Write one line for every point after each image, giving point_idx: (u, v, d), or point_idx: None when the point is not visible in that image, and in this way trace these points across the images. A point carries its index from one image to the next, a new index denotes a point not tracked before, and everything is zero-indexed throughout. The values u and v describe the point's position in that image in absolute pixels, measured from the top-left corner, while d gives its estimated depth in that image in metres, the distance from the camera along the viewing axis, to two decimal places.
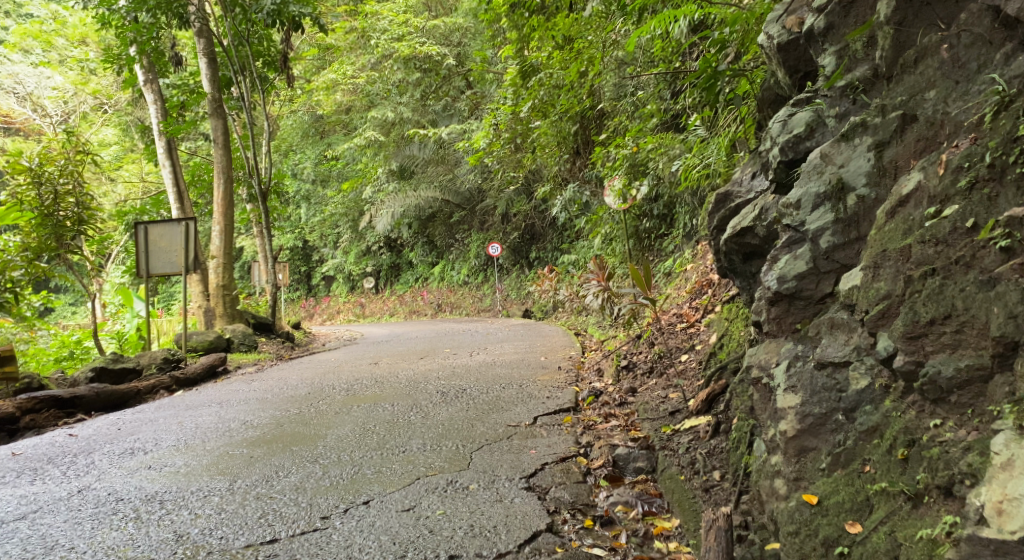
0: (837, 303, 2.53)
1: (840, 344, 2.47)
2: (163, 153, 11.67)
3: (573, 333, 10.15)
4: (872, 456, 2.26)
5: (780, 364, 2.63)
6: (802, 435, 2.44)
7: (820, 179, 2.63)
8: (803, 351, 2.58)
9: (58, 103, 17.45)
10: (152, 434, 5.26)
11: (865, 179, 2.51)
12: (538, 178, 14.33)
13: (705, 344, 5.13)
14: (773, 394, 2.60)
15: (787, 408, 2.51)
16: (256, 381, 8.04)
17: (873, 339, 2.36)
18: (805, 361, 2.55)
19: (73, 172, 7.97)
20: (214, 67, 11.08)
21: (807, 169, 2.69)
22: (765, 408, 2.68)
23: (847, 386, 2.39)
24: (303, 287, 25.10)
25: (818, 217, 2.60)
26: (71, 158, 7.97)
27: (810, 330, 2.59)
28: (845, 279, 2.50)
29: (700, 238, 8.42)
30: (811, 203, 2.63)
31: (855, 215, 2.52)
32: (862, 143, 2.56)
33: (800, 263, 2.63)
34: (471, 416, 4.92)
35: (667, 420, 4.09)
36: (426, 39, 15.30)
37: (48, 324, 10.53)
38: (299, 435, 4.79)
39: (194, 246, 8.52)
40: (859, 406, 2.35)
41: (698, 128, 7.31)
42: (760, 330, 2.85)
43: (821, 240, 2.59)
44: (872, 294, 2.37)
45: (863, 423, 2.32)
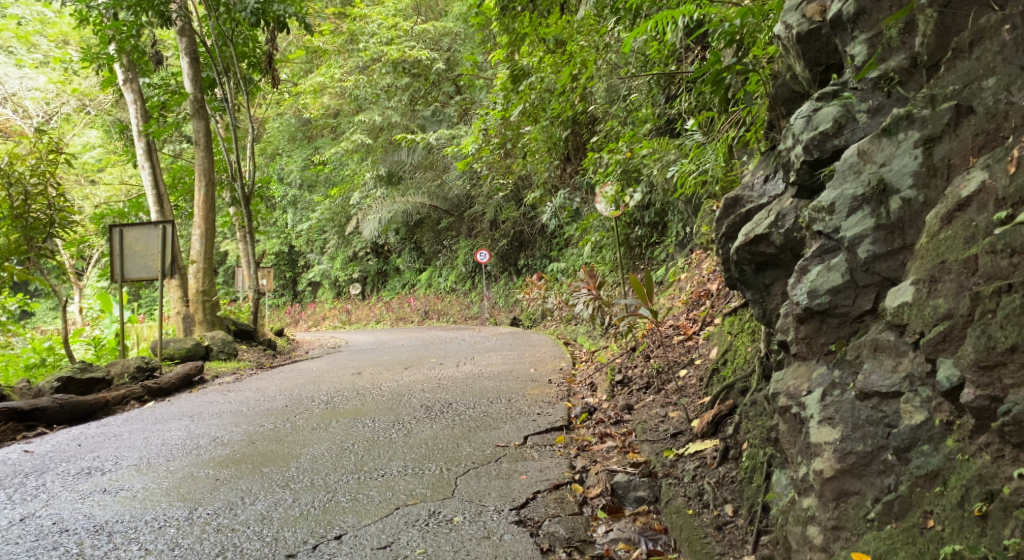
0: (880, 323, 2.26)
1: (886, 370, 2.20)
2: (143, 154, 11.26)
3: (562, 343, 9.87)
4: (935, 507, 2.01)
5: (813, 392, 2.37)
6: (842, 476, 2.21)
7: (858, 180, 2.34)
8: (841, 377, 2.31)
9: (38, 104, 16.98)
10: (114, 451, 4.91)
11: (911, 180, 2.23)
12: (528, 184, 14.03)
13: (705, 359, 4.84)
14: (806, 426, 2.34)
15: (824, 444, 2.27)
16: (232, 391, 7.68)
17: (930, 366, 2.09)
18: (844, 390, 2.29)
19: (46, 172, 7.56)
20: (196, 67, 10.69)
21: (839, 169, 2.40)
22: (794, 442, 2.42)
23: (898, 420, 2.14)
24: (288, 293, 24.65)
25: (855, 223, 2.32)
26: (44, 158, 7.56)
27: (848, 352, 2.31)
28: (889, 295, 2.22)
29: (695, 246, 8.16)
30: (847, 206, 2.35)
31: (900, 221, 2.24)
32: (907, 139, 2.27)
33: (834, 275, 2.36)
34: (457, 435, 4.58)
35: (669, 443, 3.78)
36: (416, 43, 14.97)
37: (21, 329, 10.12)
38: (270, 455, 4.46)
39: (172, 251, 8.15)
40: (914, 445, 2.10)
41: (695, 134, 7.03)
42: (785, 352, 2.58)
43: (859, 249, 2.30)
44: (926, 315, 2.10)
45: (921, 466, 2.08)
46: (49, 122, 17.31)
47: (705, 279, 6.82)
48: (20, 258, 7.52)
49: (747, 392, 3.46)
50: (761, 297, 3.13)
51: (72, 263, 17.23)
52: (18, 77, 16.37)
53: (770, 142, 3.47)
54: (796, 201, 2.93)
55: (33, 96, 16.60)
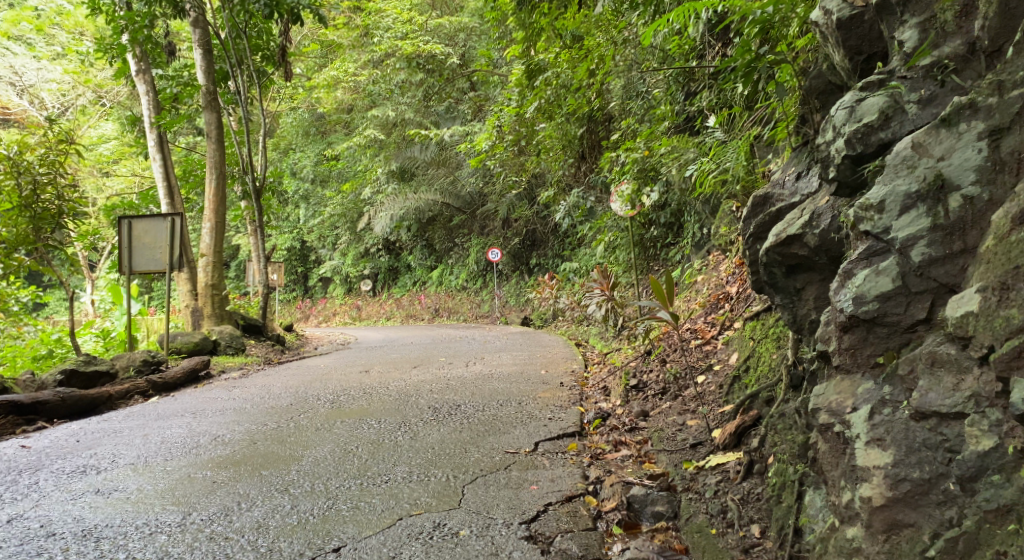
0: (938, 334, 2.08)
1: (945, 389, 2.02)
2: (154, 146, 11.11)
3: (574, 343, 9.68)
4: (1009, 547, 1.83)
5: (858, 410, 2.20)
6: (894, 505, 2.05)
7: (912, 175, 2.14)
8: (892, 395, 2.14)
9: (55, 95, 16.99)
10: (111, 448, 4.76)
11: (975, 176, 2.03)
12: (541, 182, 13.83)
13: (725, 365, 4.65)
14: (852, 447, 2.18)
15: (874, 468, 2.11)
16: (237, 388, 7.52)
17: (1001, 386, 1.91)
18: (896, 408, 2.11)
19: (55, 161, 7.39)
20: (209, 59, 10.53)
21: (890, 163, 2.20)
22: (836, 463, 2.25)
23: (962, 445, 1.97)
24: (299, 288, 24.53)
25: (907, 223, 2.14)
26: (54, 147, 7.40)
27: (900, 366, 2.14)
28: (950, 303, 2.04)
29: (712, 248, 7.95)
30: (899, 205, 2.15)
31: (960, 222, 2.05)
32: (970, 130, 2.07)
33: (883, 280, 2.18)
34: (465, 439, 4.40)
35: (688, 453, 3.60)
36: (431, 38, 14.76)
37: (28, 319, 10.00)
38: (271, 456, 4.29)
39: (180, 245, 8.01)
40: (981, 474, 1.92)
41: (716, 131, 6.80)
42: (827, 364, 2.41)
43: (913, 252, 2.12)
44: (996, 328, 1.92)
45: (989, 500, 1.90)
46: (64, 114, 17.20)
47: (725, 281, 6.62)
48: (27, 248, 7.36)
49: (774, 402, 3.28)
50: (791, 302, 2.96)
51: (83, 254, 17.14)
52: (35, 68, 16.37)
53: (804, 138, 3.28)
54: (832, 199, 2.76)
55: (50, 87, 16.60)
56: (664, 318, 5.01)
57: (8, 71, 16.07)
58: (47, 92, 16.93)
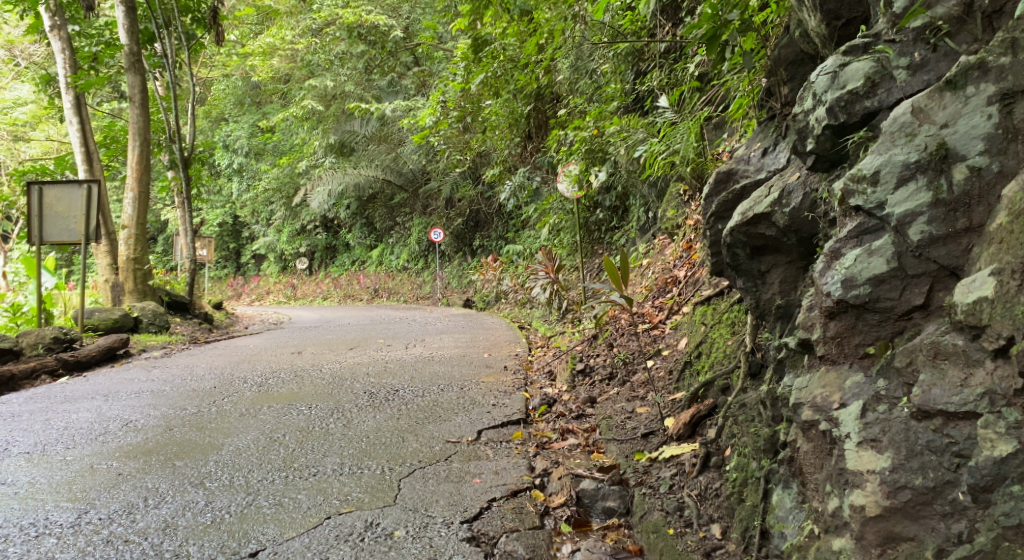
0: (943, 324, 1.94)
1: (951, 384, 1.87)
2: (72, 109, 10.35)
3: (516, 326, 9.46)
4: None
5: (848, 406, 2.06)
6: (891, 516, 1.91)
7: (911, 144, 2.03)
8: (888, 390, 2.00)
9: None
10: (8, 436, 4.35)
11: (983, 145, 1.92)
12: (485, 161, 13.51)
13: (674, 350, 4.48)
14: (841, 448, 2.03)
15: (867, 473, 1.96)
16: (157, 368, 7.04)
17: (1021, 383, 1.75)
18: (893, 406, 1.97)
19: None
20: (133, 17, 9.79)
21: (887, 131, 2.10)
22: (825, 467, 2.10)
23: (974, 449, 1.81)
24: (231, 265, 23.65)
25: (905, 198, 2.03)
26: None
27: (896, 357, 2.01)
28: (960, 287, 1.90)
29: (658, 231, 7.80)
30: (896, 177, 2.05)
31: (965, 197, 1.94)
32: (978, 94, 1.95)
33: (877, 261, 2.07)
34: (402, 428, 4.13)
35: (639, 444, 3.42)
36: (373, 9, 14.18)
37: None
38: (186, 445, 3.95)
39: (99, 215, 7.47)
40: (997, 484, 1.76)
41: (665, 111, 6.58)
42: (810, 357, 2.26)
43: (912, 230, 2.01)
44: (1017, 317, 1.76)
45: (1008, 514, 1.74)
46: None
47: (672, 265, 6.46)
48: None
49: (730, 390, 3.12)
50: (756, 287, 2.78)
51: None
52: None
53: (772, 113, 3.11)
54: (803, 176, 2.59)
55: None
56: (617, 301, 4.78)
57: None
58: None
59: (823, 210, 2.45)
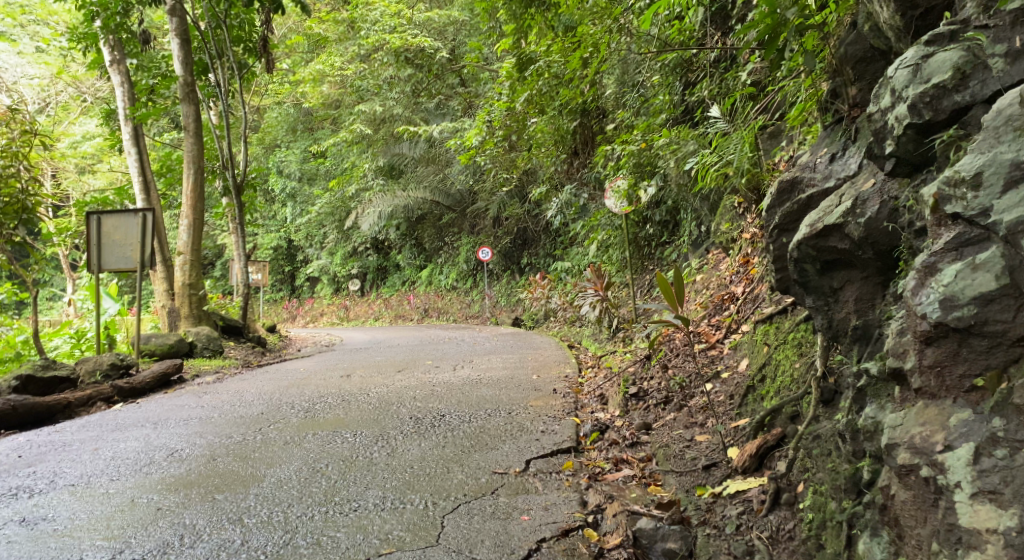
0: None
1: None
2: (129, 140, 10.48)
3: (566, 345, 9.26)
4: None
5: (960, 449, 1.97)
6: None
7: (1020, 144, 1.93)
8: (1004, 431, 1.90)
9: (37, 91, 16.29)
10: (56, 466, 4.31)
11: None
12: (532, 179, 13.35)
13: (734, 373, 4.23)
14: (949, 499, 1.96)
15: (987, 533, 1.88)
16: (208, 394, 7.01)
17: None
18: (1013, 452, 1.88)
19: (19, 154, 6.62)
20: (187, 48, 9.93)
21: (990, 128, 2.00)
22: (932, 522, 2.01)
23: None
24: (286, 288, 23.90)
25: (1013, 203, 1.92)
26: (18, 140, 6.60)
27: (1013, 392, 1.91)
28: None
29: (712, 245, 7.52)
30: (1001, 181, 1.94)
31: None
32: None
33: (984, 278, 1.97)
34: (447, 457, 3.96)
35: (699, 477, 3.18)
36: (420, 32, 14.20)
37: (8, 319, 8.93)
38: (228, 476, 3.85)
39: (153, 241, 7.47)
40: None
41: (718, 121, 6.32)
42: (905, 389, 2.17)
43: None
44: None
45: None
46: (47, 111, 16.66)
47: (728, 281, 6.20)
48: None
49: (800, 419, 2.88)
50: (829, 305, 2.60)
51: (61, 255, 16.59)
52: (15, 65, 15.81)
53: (838, 115, 2.87)
54: (879, 183, 2.43)
55: (32, 83, 15.97)
56: (674, 321, 4.49)
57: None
58: (29, 87, 16.17)
59: (907, 220, 2.28)
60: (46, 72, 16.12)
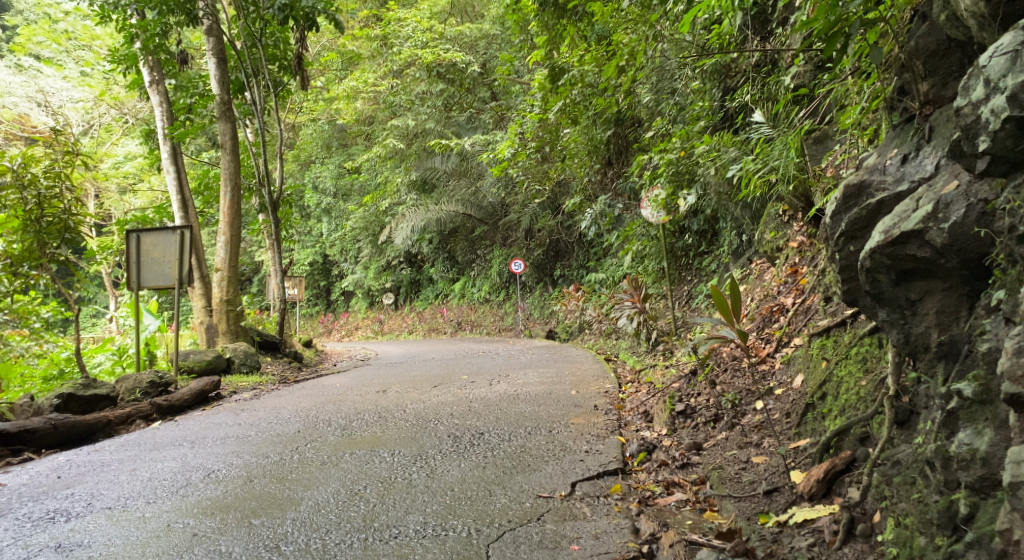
0: None
1: None
2: (168, 159, 10.52)
3: (603, 358, 9.08)
4: None
5: None
6: None
7: None
8: None
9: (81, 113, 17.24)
10: (92, 487, 4.22)
11: None
12: (565, 190, 13.20)
13: (788, 389, 4.01)
14: None
15: None
16: (245, 411, 6.95)
17: None
18: None
19: (62, 174, 6.63)
20: (224, 68, 9.99)
21: None
22: None
23: None
24: (321, 302, 24.00)
25: None
26: (61, 159, 6.61)
27: None
28: None
29: (755, 254, 7.28)
30: None
31: None
32: None
33: None
34: (489, 478, 3.80)
35: (760, 502, 3.04)
36: (451, 46, 14.17)
37: (54, 337, 8.97)
38: (265, 499, 3.73)
39: (191, 258, 7.44)
40: None
41: (760, 126, 6.06)
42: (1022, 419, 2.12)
43: None
44: None
45: None
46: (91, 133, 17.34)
47: (774, 292, 5.98)
48: (32, 263, 6.68)
49: (871, 441, 2.77)
50: (904, 320, 2.58)
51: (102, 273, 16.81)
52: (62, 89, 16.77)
53: (905, 114, 2.86)
54: (963, 186, 2.41)
55: (76, 106, 16.76)
56: (731, 336, 4.20)
57: (36, 92, 16.46)
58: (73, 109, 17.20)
59: (1002, 226, 2.27)
60: (89, 96, 16.66)
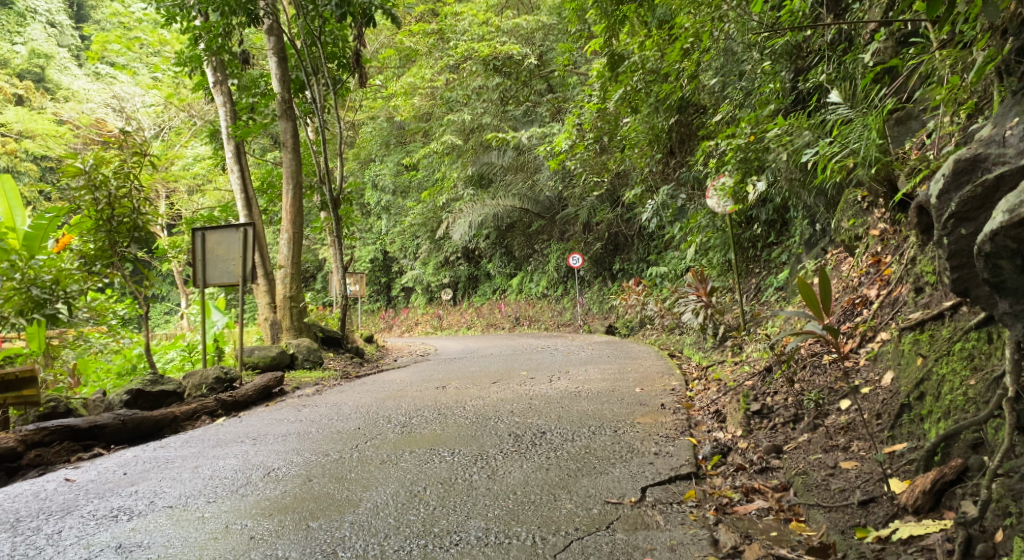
0: None
1: None
2: (231, 158, 10.56)
3: (667, 353, 8.81)
4: None
5: None
6: None
7: None
8: None
9: (152, 117, 17.91)
10: (156, 484, 4.16)
11: None
12: (624, 182, 12.89)
13: (877, 388, 3.67)
14: None
15: None
16: (307, 407, 6.90)
17: None
18: None
19: (130, 174, 6.65)
20: (284, 66, 10.01)
21: None
22: None
23: None
24: (382, 298, 24.12)
25: None
26: (129, 159, 6.64)
27: None
28: None
29: (830, 243, 6.88)
30: None
31: None
32: None
33: None
34: (553, 481, 3.61)
35: (855, 513, 3.00)
36: (508, 39, 13.95)
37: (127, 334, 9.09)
38: (324, 500, 3.61)
39: (254, 255, 7.41)
40: None
41: (837, 106, 5.62)
42: None
43: None
44: None
45: None
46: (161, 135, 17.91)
47: (855, 283, 5.60)
48: (104, 262, 6.73)
49: (986, 448, 2.78)
50: None
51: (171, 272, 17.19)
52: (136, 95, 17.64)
53: None
54: None
55: (147, 110, 17.33)
56: (820, 334, 3.84)
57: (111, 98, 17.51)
58: (145, 115, 18.05)
59: None
60: (159, 100, 17.11)
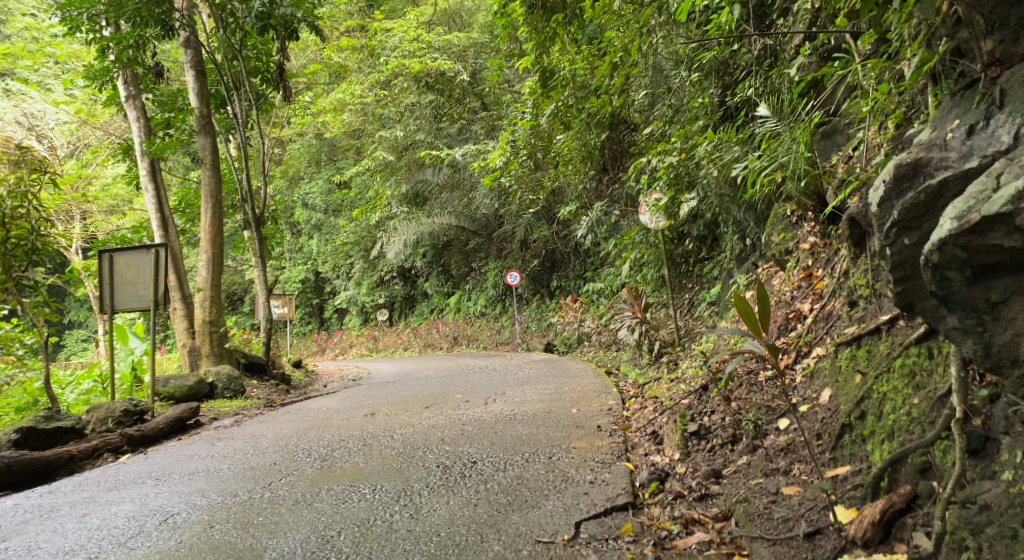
0: None
1: None
2: (146, 176, 9.82)
3: (604, 371, 8.64)
4: None
5: None
6: None
7: None
8: None
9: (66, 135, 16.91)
10: (34, 539, 3.72)
11: None
12: (560, 198, 12.73)
13: (815, 406, 3.53)
14: None
15: None
16: (222, 440, 6.44)
17: None
18: None
19: (27, 193, 6.08)
20: (202, 80, 9.48)
21: None
22: None
23: None
24: (315, 320, 23.39)
25: None
26: (26, 177, 6.07)
27: None
28: None
29: (761, 257, 6.80)
30: None
31: None
32: None
33: None
34: (480, 519, 3.33)
35: (801, 547, 2.82)
36: (440, 56, 13.35)
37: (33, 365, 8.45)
38: (223, 552, 3.26)
39: (167, 279, 6.91)
40: None
41: (766, 119, 5.54)
42: None
43: None
44: None
45: None
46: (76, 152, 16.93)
47: (788, 297, 5.51)
48: None
49: (934, 473, 2.65)
50: (983, 326, 2.53)
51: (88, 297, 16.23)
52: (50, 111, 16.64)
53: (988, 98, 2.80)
54: None
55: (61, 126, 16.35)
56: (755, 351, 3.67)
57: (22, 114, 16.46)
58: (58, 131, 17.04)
59: None
60: (73, 116, 16.17)
